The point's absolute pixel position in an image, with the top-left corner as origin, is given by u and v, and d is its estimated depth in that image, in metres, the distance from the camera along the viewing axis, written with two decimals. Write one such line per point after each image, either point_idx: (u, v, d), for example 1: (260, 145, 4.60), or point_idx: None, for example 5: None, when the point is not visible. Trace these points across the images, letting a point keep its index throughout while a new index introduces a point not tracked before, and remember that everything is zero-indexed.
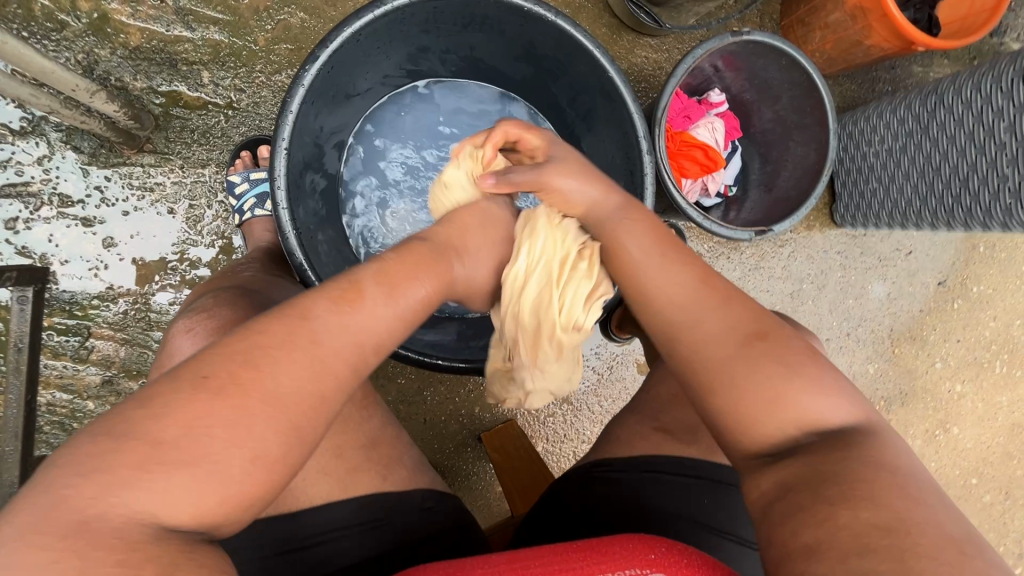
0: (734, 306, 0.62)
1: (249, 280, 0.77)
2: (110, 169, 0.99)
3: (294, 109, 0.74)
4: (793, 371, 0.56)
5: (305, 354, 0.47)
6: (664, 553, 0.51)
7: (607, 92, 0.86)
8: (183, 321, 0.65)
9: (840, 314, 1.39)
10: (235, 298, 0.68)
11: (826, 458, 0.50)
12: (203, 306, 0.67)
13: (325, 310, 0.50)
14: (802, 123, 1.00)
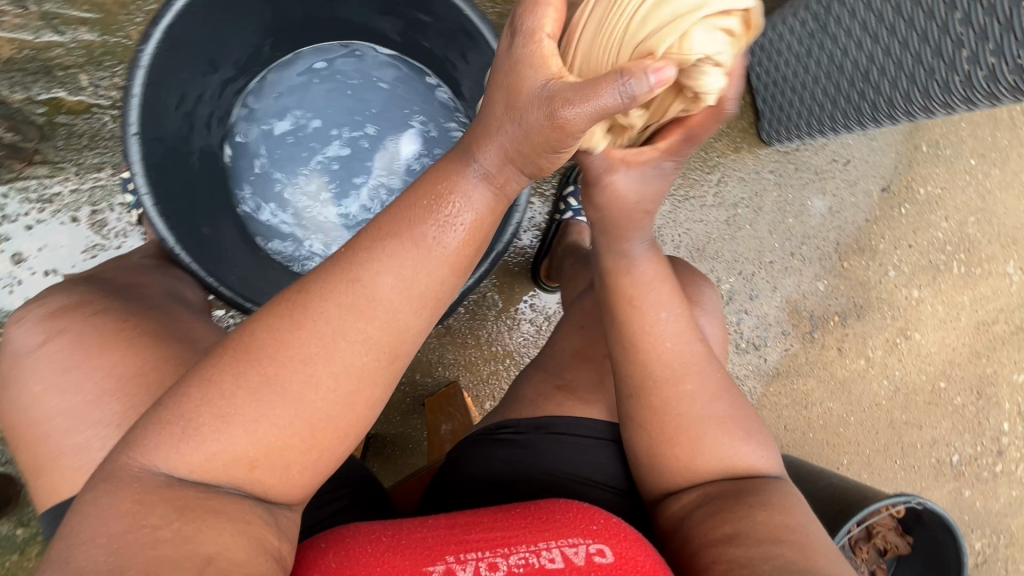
0: (712, 370, 0.72)
1: (115, 268, 0.77)
2: (6, 186, 0.99)
3: (137, 93, 0.72)
4: (730, 425, 0.70)
5: (351, 318, 0.53)
6: (602, 528, 0.63)
7: (468, 32, 0.83)
8: (33, 315, 0.66)
9: (781, 234, 1.36)
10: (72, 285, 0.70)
11: (737, 492, 0.66)
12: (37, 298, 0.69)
13: (387, 251, 0.54)
14: None
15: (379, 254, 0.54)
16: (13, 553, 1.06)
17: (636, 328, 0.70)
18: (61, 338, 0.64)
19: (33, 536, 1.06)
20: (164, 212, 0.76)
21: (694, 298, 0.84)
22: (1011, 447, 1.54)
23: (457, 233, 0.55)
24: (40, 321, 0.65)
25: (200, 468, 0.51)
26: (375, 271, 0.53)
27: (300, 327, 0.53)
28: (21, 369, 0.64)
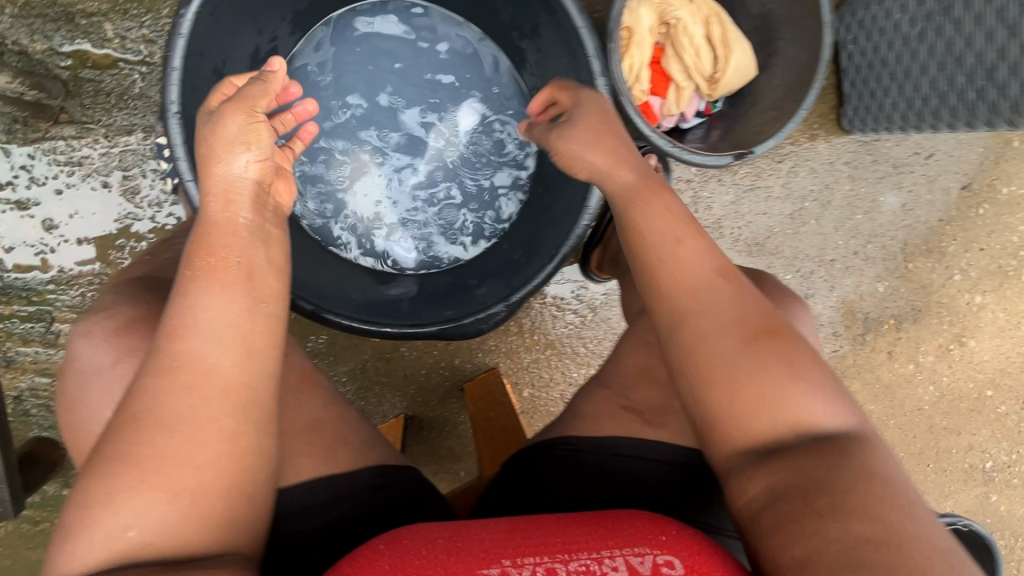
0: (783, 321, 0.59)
1: (166, 266, 0.71)
2: (32, 146, 0.92)
3: (178, 64, 0.64)
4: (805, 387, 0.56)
5: (217, 335, 0.50)
6: (674, 536, 0.53)
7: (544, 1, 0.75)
8: (84, 324, 0.62)
9: (847, 232, 1.28)
10: (140, 291, 0.64)
11: (829, 466, 0.51)
12: (105, 304, 0.64)
13: (197, 310, 0.50)
14: (795, 17, 0.84)
15: (201, 282, 0.52)
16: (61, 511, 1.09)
17: (679, 300, 0.59)
18: (112, 345, 0.59)
19: None
20: None
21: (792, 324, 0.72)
22: None
23: (243, 293, 0.52)
24: (109, 335, 0.60)
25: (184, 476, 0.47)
26: (185, 293, 0.52)
27: (173, 350, 0.49)
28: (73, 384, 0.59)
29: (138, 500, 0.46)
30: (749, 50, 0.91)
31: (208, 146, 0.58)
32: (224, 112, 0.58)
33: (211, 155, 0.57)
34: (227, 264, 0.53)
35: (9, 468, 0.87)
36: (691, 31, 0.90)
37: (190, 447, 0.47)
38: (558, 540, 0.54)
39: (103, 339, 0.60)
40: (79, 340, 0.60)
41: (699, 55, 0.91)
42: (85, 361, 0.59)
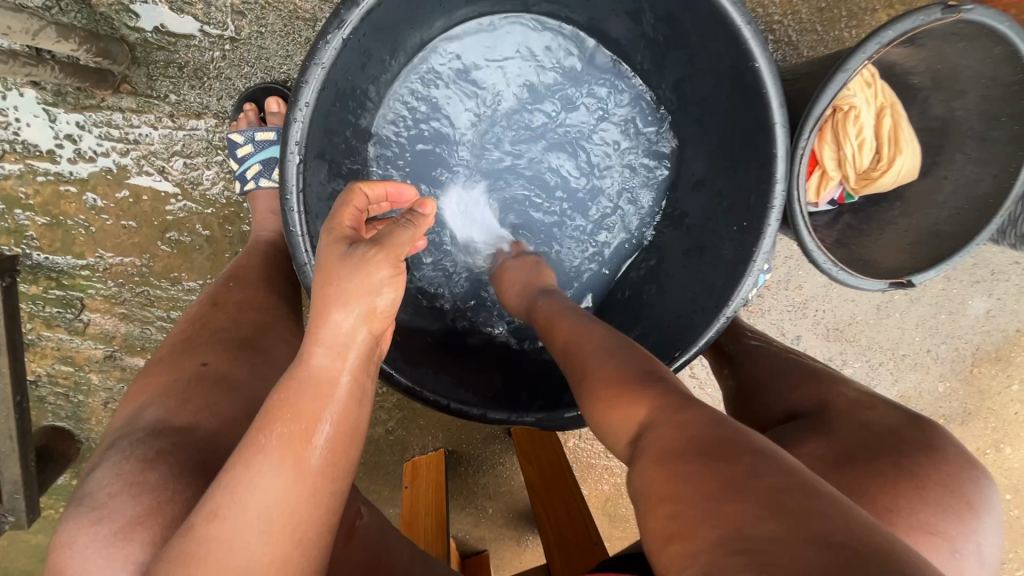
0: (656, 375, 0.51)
1: (188, 390, 0.55)
2: (82, 114, 0.78)
3: (309, 100, 0.53)
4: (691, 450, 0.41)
5: (271, 517, 0.39)
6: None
7: (741, 83, 0.62)
8: (81, 517, 0.47)
9: (925, 330, 1.22)
10: (158, 455, 0.49)
11: (763, 511, 0.34)
12: (107, 477, 0.48)
13: (254, 481, 0.40)
14: (988, 136, 0.74)
15: (267, 454, 0.40)
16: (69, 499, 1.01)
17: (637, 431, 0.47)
18: (124, 553, 0.44)
19: None
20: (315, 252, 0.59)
21: (970, 500, 0.58)
22: None
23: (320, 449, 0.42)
24: (112, 540, 0.45)
25: None
26: (241, 468, 0.40)
27: (216, 541, 0.39)
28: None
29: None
30: (916, 154, 0.80)
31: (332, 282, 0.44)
32: (366, 257, 0.43)
33: (330, 297, 0.43)
34: (313, 438, 0.42)
35: (26, 479, 0.78)
36: (863, 120, 0.79)
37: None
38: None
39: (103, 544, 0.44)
40: (74, 543, 0.45)
41: (862, 149, 0.80)
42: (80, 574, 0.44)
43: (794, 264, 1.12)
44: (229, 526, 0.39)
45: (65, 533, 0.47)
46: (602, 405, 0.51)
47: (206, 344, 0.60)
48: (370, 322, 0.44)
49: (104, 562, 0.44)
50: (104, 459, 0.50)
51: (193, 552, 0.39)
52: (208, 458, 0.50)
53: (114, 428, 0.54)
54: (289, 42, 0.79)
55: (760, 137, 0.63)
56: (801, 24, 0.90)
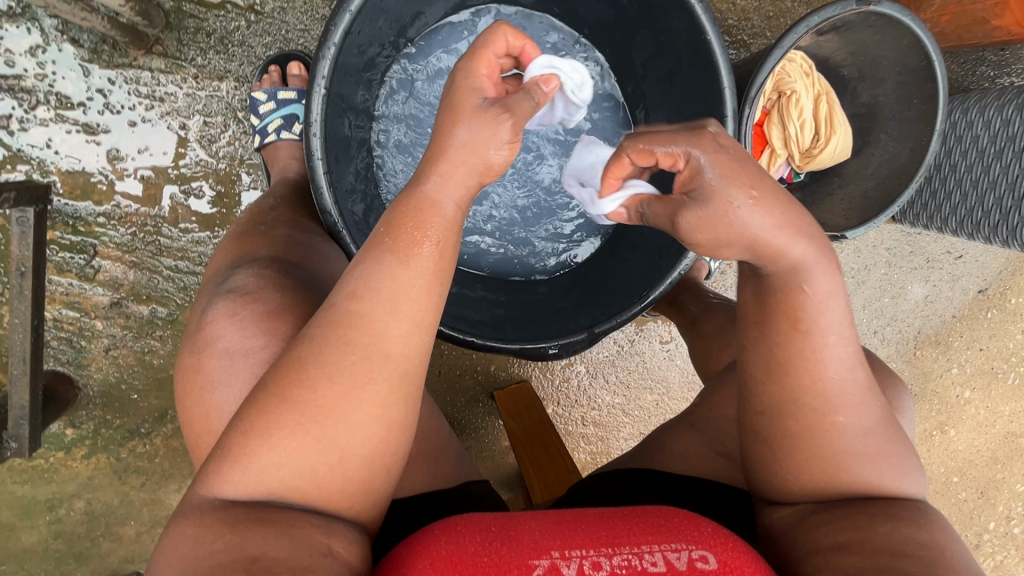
0: (880, 423, 0.56)
1: (296, 249, 0.68)
2: (114, 71, 0.87)
3: (336, 41, 0.62)
4: (884, 515, 0.53)
5: (390, 301, 0.49)
6: (709, 532, 0.51)
7: (695, 55, 0.74)
8: (227, 304, 0.61)
9: (872, 312, 1.35)
10: (283, 277, 0.63)
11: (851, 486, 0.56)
12: (244, 286, 0.62)
13: (386, 278, 0.49)
14: (904, 116, 0.87)
15: (385, 253, 0.50)
16: (59, 450, 1.03)
17: (790, 351, 0.54)
18: (258, 329, 0.58)
19: (81, 439, 1.03)
20: (331, 180, 0.67)
21: (891, 401, 0.66)
22: (989, 545, 1.54)
23: (433, 251, 0.51)
24: (254, 326, 0.59)
25: (307, 475, 0.47)
26: (369, 264, 0.51)
27: (347, 316, 0.49)
28: (206, 360, 0.59)
29: (286, 449, 0.47)
30: (848, 134, 0.94)
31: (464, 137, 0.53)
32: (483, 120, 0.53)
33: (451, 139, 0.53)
34: (417, 244, 0.50)
35: (33, 406, 0.82)
36: (803, 103, 0.92)
37: (349, 404, 0.48)
38: (602, 534, 0.52)
39: (248, 327, 0.58)
40: (224, 323, 0.59)
41: (803, 129, 0.93)
42: (228, 345, 0.58)
43: None
44: (369, 312, 0.49)
45: (213, 320, 0.60)
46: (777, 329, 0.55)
47: (281, 219, 0.72)
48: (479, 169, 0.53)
49: (241, 334, 0.58)
50: (238, 272, 0.64)
51: (342, 322, 0.49)
52: (313, 288, 0.64)
53: (231, 257, 0.68)
54: (308, 17, 0.89)
55: (712, 99, 0.73)
56: (753, 28, 1.05)
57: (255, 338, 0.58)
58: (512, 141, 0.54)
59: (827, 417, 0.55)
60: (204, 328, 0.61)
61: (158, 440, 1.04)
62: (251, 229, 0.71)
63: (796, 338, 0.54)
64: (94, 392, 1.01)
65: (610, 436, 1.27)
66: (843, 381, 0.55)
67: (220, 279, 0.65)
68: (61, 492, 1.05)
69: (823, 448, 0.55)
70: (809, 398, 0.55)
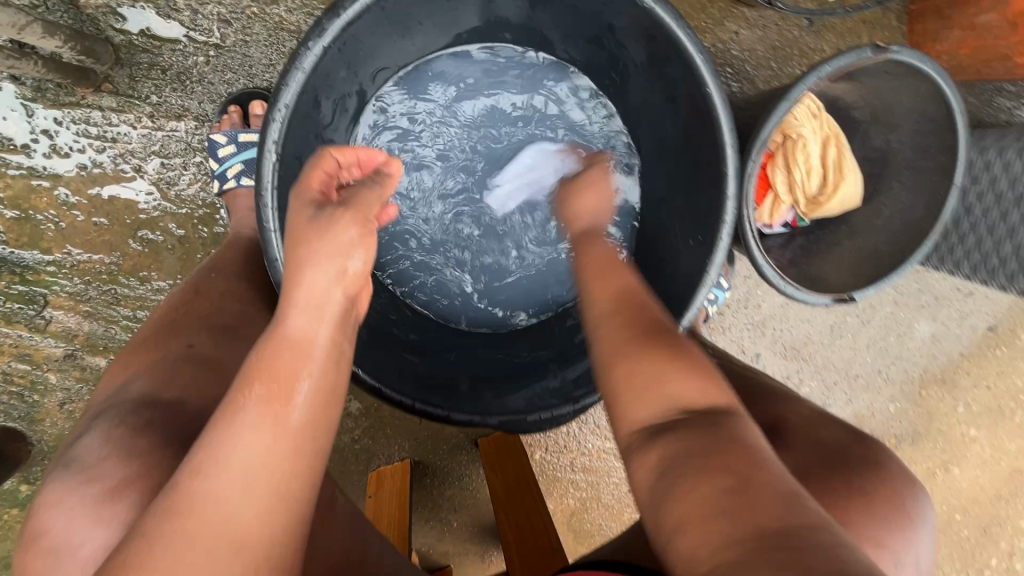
0: (721, 410, 0.51)
1: (162, 382, 0.56)
2: (60, 111, 0.79)
3: (289, 102, 0.55)
4: (750, 488, 0.43)
5: (246, 477, 0.41)
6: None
7: (694, 108, 0.67)
8: (64, 482, 0.49)
9: (877, 351, 1.29)
10: (136, 433, 0.51)
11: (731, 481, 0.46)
12: (89, 453, 0.51)
13: (240, 442, 0.42)
14: (919, 166, 0.81)
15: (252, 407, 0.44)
16: (13, 506, 0.97)
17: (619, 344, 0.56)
18: (98, 517, 0.47)
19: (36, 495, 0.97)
20: (288, 251, 0.60)
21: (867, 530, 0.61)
22: None
23: (302, 400, 0.45)
24: (93, 510, 0.47)
25: None
26: (225, 424, 0.43)
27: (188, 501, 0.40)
28: (36, 561, 0.47)
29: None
30: (858, 181, 0.87)
31: (313, 246, 0.50)
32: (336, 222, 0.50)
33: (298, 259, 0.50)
34: (293, 392, 0.45)
35: None
36: (810, 148, 0.85)
37: None
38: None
39: (86, 514, 0.47)
40: (58, 511, 0.48)
41: (809, 176, 0.87)
42: (60, 541, 0.47)
43: (753, 284, 1.17)
44: (209, 475, 0.41)
45: (48, 505, 0.49)
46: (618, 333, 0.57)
47: (189, 323, 0.62)
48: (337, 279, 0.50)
49: (91, 520, 0.47)
50: (91, 429, 0.53)
51: (177, 505, 0.40)
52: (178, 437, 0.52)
53: (93, 407, 0.57)
54: (273, 51, 0.82)
55: (713, 156, 0.67)
56: (757, 60, 0.98)
57: (104, 527, 0.47)
58: (362, 237, 0.51)
59: (667, 390, 0.52)
60: (37, 514, 0.49)
61: None
62: (117, 365, 0.59)
63: (625, 338, 0.56)
64: (49, 447, 0.94)
65: (601, 482, 1.21)
66: (672, 360, 0.54)
67: (70, 441, 0.53)
68: None
69: (670, 419, 0.50)
70: (647, 383, 0.53)
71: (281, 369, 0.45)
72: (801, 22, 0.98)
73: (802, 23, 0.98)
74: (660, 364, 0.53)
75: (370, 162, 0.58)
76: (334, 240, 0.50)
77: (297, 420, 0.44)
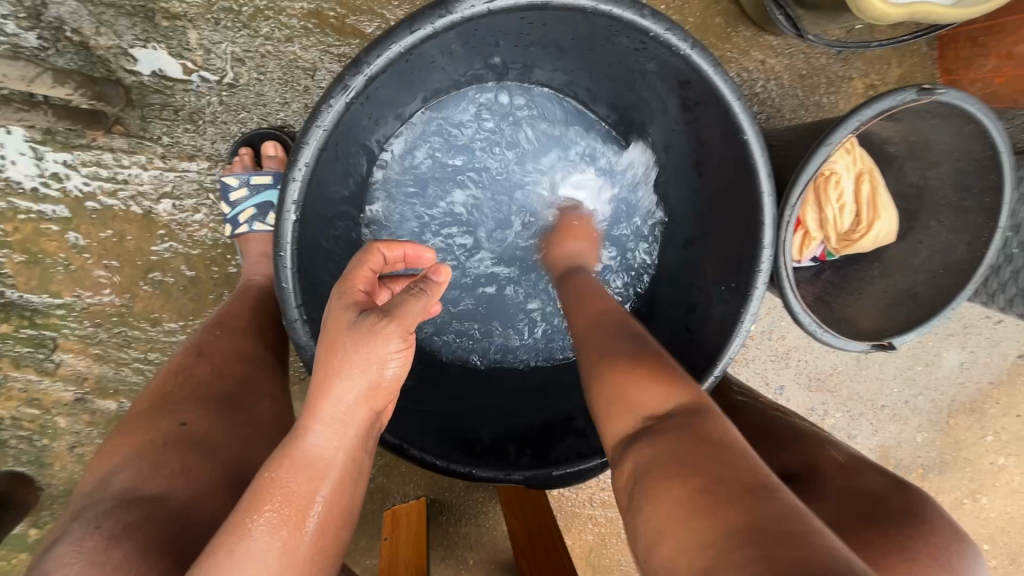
0: (692, 405, 0.48)
1: (161, 470, 0.50)
2: (71, 153, 0.77)
3: (309, 160, 0.53)
4: (711, 484, 0.40)
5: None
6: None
7: (731, 155, 0.64)
8: None
9: (904, 381, 1.25)
10: (121, 537, 0.45)
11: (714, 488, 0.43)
12: (68, 562, 0.44)
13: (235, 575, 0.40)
14: (960, 205, 0.77)
15: (262, 509, 0.43)
16: (22, 551, 0.95)
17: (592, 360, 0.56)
18: None
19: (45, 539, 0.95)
20: (308, 311, 0.58)
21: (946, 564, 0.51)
22: None
23: (314, 522, 0.44)
24: None
25: None
26: (228, 553, 0.41)
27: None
28: None
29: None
30: (893, 218, 0.84)
31: (343, 356, 0.46)
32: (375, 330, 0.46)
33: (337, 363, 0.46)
34: (305, 519, 0.43)
35: None
36: (843, 185, 0.82)
37: None
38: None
39: None
40: None
41: (842, 212, 0.84)
42: None
43: (778, 315, 1.13)
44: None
45: None
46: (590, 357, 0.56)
47: (185, 399, 0.57)
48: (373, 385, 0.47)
49: None
50: (66, 534, 0.47)
51: None
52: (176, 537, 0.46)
53: (77, 499, 0.51)
54: (288, 90, 0.80)
55: (749, 204, 0.64)
56: (783, 89, 0.95)
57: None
58: (405, 341, 0.47)
59: (636, 396, 0.50)
60: None
61: None
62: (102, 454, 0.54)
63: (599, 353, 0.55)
64: (58, 491, 0.92)
65: (621, 518, 1.18)
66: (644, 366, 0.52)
67: (47, 548, 0.47)
68: None
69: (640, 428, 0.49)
70: (619, 397, 0.51)
71: (289, 489, 0.43)
72: (830, 50, 0.95)
73: (831, 50, 0.94)
74: (644, 381, 0.51)
75: (417, 258, 0.55)
76: (362, 336, 0.46)
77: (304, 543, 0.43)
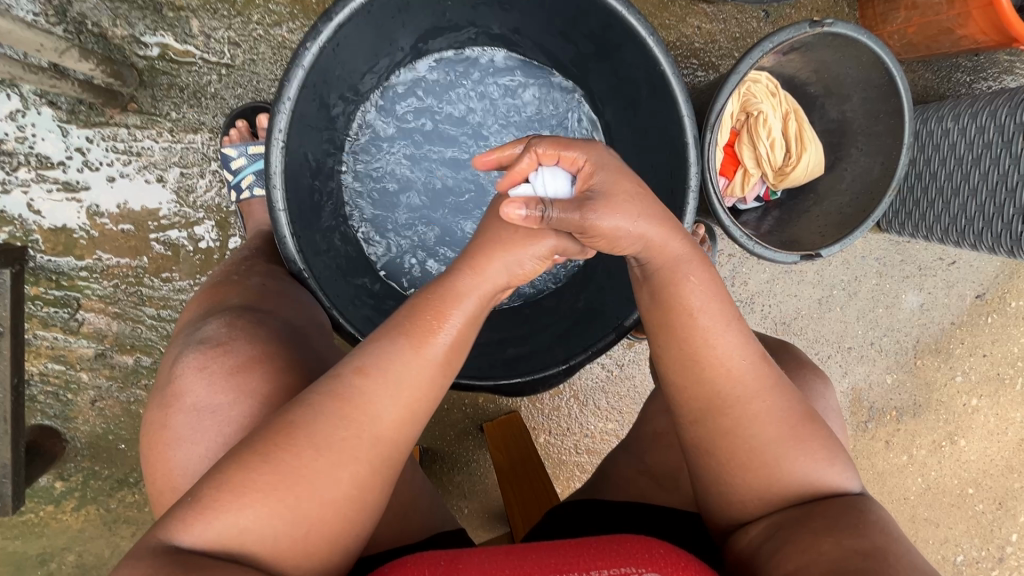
0: (765, 363, 0.57)
1: (269, 294, 0.68)
2: (92, 130, 0.90)
3: (290, 96, 0.63)
4: (806, 448, 0.56)
5: (397, 382, 0.51)
6: (659, 554, 0.49)
7: (652, 85, 0.73)
8: (196, 356, 0.60)
9: (867, 323, 1.32)
10: (252, 327, 0.63)
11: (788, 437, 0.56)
12: (215, 336, 0.62)
13: (379, 396, 0.50)
14: (873, 130, 0.87)
15: (404, 335, 0.52)
16: (49, 503, 1.03)
17: (665, 297, 0.57)
18: (227, 384, 0.58)
19: (69, 491, 1.03)
20: (294, 229, 0.67)
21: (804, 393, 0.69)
22: (1014, 559, 1.45)
23: (449, 338, 0.53)
24: (223, 377, 0.59)
25: (250, 532, 0.47)
26: (381, 346, 0.52)
27: (350, 390, 0.50)
28: (174, 415, 0.58)
29: (255, 508, 0.47)
30: (820, 150, 0.93)
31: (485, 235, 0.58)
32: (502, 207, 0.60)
33: (497, 238, 0.57)
34: (441, 330, 0.53)
35: (15, 464, 0.83)
36: (771, 123, 0.92)
37: (318, 467, 0.48)
38: (553, 560, 0.49)
39: (218, 379, 0.58)
40: (193, 376, 0.59)
41: (774, 148, 0.93)
42: (198, 399, 0.58)
43: (738, 261, 1.23)
44: (366, 405, 0.50)
45: (181, 372, 0.60)
46: (667, 295, 0.57)
47: (258, 266, 0.73)
48: (511, 273, 0.57)
49: (223, 386, 0.58)
50: (209, 321, 0.64)
51: (343, 395, 0.50)
52: (290, 335, 0.64)
53: (203, 306, 0.68)
54: (277, 68, 0.92)
55: (670, 126, 0.73)
56: (720, 50, 1.06)
57: (227, 391, 0.58)
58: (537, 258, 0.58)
59: (716, 333, 0.56)
60: (170, 381, 0.60)
61: (147, 489, 1.04)
62: (226, 279, 0.71)
63: (674, 286, 0.57)
64: (81, 444, 1.01)
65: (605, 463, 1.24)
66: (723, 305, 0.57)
67: (189, 331, 0.64)
68: (52, 546, 1.04)
69: (733, 386, 0.55)
70: (714, 341, 0.55)
71: (425, 321, 0.53)
72: (759, 14, 1.06)
73: (759, 13, 1.06)
74: (729, 333, 0.56)
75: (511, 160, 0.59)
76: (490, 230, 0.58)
77: (434, 370, 0.52)
